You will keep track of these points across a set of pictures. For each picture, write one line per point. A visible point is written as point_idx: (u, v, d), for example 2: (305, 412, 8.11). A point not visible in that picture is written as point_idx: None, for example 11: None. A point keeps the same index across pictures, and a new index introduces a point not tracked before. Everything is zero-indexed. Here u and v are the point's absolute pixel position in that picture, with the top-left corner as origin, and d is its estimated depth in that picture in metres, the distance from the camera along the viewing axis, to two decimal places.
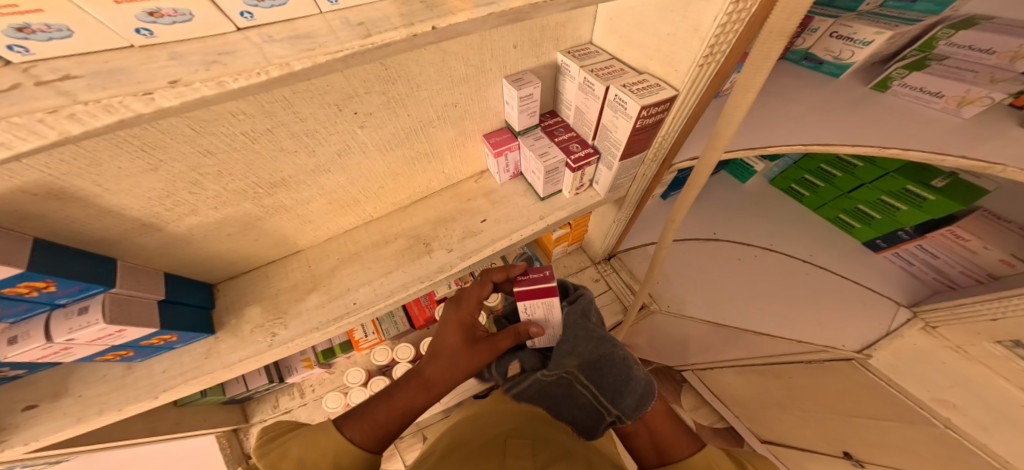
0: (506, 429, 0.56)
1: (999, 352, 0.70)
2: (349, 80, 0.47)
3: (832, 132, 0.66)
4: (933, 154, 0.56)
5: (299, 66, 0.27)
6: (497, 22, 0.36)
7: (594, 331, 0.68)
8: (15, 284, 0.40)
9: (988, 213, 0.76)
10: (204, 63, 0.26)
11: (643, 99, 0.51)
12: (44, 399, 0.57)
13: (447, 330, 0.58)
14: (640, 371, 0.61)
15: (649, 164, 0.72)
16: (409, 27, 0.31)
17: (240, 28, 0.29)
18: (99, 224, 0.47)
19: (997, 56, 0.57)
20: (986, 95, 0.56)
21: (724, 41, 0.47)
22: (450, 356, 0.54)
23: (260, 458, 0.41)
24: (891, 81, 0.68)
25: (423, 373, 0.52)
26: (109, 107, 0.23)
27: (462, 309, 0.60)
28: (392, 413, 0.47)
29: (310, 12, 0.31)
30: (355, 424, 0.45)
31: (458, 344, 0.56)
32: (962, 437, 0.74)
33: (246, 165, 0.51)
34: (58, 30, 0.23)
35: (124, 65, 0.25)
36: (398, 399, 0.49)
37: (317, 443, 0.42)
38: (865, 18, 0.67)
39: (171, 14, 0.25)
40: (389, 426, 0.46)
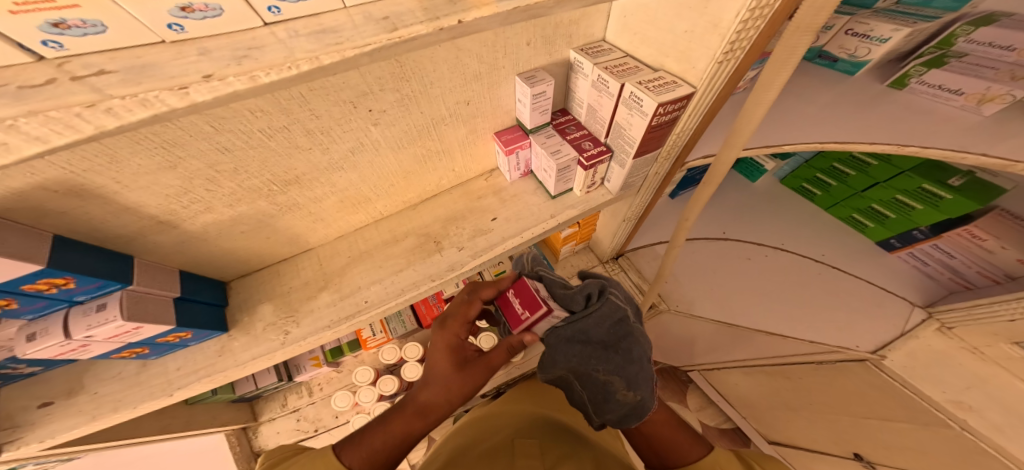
0: (510, 435, 0.56)
1: (1017, 354, 0.65)
2: (364, 77, 0.47)
3: (847, 131, 0.65)
4: (954, 152, 0.55)
5: (327, 61, 0.27)
6: (519, 17, 0.36)
7: (591, 350, 0.61)
8: (34, 281, 0.40)
9: (1005, 213, 0.75)
10: (234, 59, 0.26)
11: (660, 97, 0.51)
12: (60, 396, 0.57)
13: (436, 354, 0.55)
14: (630, 395, 0.60)
15: (662, 162, 0.71)
16: (433, 22, 0.31)
17: (267, 23, 0.29)
18: (116, 221, 0.47)
19: (1018, 53, 0.55)
20: (1007, 92, 0.55)
21: (745, 36, 0.46)
22: (442, 382, 0.52)
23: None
24: (908, 79, 0.67)
25: (417, 399, 0.52)
26: (145, 103, 0.24)
27: (448, 331, 0.57)
28: (389, 441, 0.47)
29: (334, 7, 0.31)
30: (351, 450, 0.45)
31: (448, 370, 0.53)
32: (977, 438, 0.74)
33: (261, 163, 0.51)
34: (93, 26, 0.23)
35: (155, 60, 0.25)
36: (395, 424, 0.49)
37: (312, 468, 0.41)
38: (882, 16, 0.66)
39: (202, 9, 0.25)
40: (388, 452, 0.47)
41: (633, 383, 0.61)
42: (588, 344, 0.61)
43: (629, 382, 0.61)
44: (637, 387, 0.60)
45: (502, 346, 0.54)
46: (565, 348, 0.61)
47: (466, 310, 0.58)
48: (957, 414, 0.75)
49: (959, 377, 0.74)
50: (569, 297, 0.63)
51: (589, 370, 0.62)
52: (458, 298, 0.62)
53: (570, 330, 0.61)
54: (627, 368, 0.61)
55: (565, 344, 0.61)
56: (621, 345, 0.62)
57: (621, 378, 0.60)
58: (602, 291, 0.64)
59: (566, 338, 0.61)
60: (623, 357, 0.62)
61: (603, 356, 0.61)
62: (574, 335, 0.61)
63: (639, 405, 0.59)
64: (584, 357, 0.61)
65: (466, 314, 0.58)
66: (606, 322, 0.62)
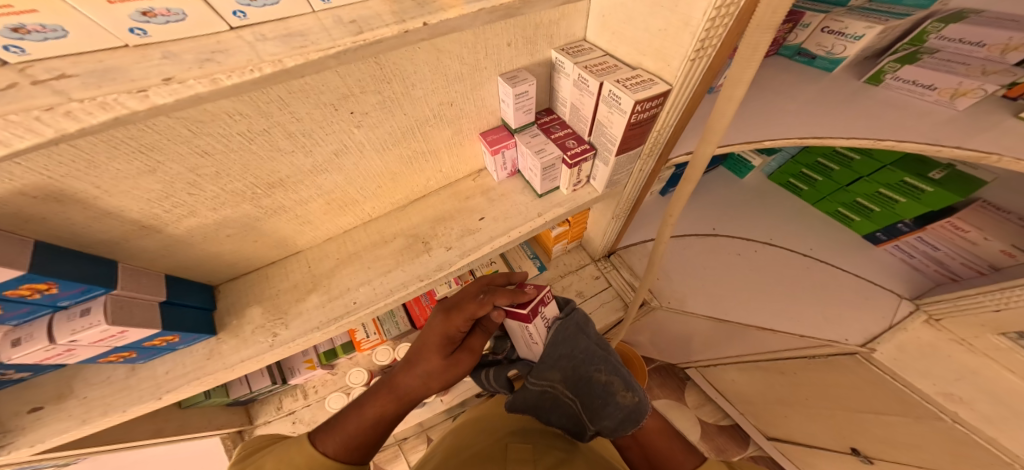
0: (496, 435, 0.56)
1: (1004, 344, 0.68)
2: (344, 80, 0.48)
3: (829, 126, 0.66)
4: (928, 145, 0.56)
5: (293, 63, 0.28)
6: (488, 17, 0.36)
7: (589, 346, 0.70)
8: (17, 286, 0.41)
9: (987, 204, 0.76)
10: (199, 62, 0.27)
11: (636, 94, 0.51)
12: (49, 400, 0.57)
13: (429, 338, 0.57)
14: (629, 396, 0.61)
15: (646, 159, 0.71)
16: (400, 24, 0.31)
17: (233, 27, 0.30)
18: (98, 226, 0.47)
19: (988, 49, 0.56)
20: (979, 87, 0.56)
21: (714, 35, 0.47)
22: (425, 365, 0.55)
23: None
24: (883, 75, 0.67)
25: (396, 381, 0.53)
26: (105, 106, 0.24)
27: (450, 321, 0.56)
28: (363, 425, 0.47)
29: (303, 11, 0.32)
30: (327, 436, 0.45)
31: (435, 355, 0.56)
32: (971, 431, 0.76)
33: (243, 166, 0.51)
34: (53, 31, 0.23)
35: (118, 64, 0.26)
36: (369, 409, 0.49)
37: (288, 457, 0.42)
38: (856, 13, 0.68)
39: (164, 14, 0.25)
40: (364, 437, 0.46)
41: (626, 384, 0.64)
42: (589, 343, 0.71)
43: (626, 385, 0.64)
44: (634, 391, 0.63)
45: (481, 331, 0.62)
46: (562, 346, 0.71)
47: (477, 309, 0.56)
48: (947, 406, 0.76)
49: (948, 370, 0.76)
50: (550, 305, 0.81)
51: (591, 369, 0.67)
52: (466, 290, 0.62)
53: (573, 324, 0.72)
54: (623, 371, 0.66)
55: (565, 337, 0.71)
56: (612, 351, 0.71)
57: (620, 379, 0.65)
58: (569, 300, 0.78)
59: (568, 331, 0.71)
60: (616, 361, 0.69)
61: (602, 356, 0.69)
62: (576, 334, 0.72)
63: (638, 408, 0.59)
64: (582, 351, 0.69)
65: (474, 313, 0.56)
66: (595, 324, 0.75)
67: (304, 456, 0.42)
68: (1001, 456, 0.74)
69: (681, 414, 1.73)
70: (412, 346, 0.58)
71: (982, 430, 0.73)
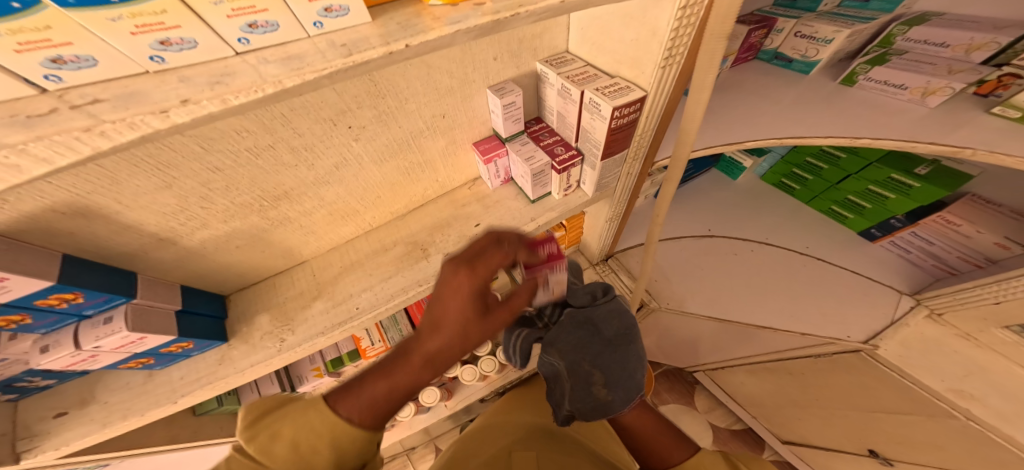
0: (504, 446, 0.59)
1: (1009, 338, 0.72)
2: (341, 96, 0.52)
3: (808, 127, 0.68)
4: (903, 141, 0.59)
5: (291, 84, 0.30)
6: (466, 39, 0.36)
7: (590, 340, 0.75)
8: (46, 296, 0.45)
9: (977, 197, 0.80)
10: (209, 84, 0.29)
11: (614, 101, 0.54)
12: (73, 406, 0.61)
13: (453, 294, 0.46)
14: (603, 392, 0.68)
15: (632, 163, 0.74)
16: (386, 46, 0.32)
17: (238, 52, 0.31)
18: (120, 239, 0.52)
19: (952, 49, 0.60)
20: (946, 85, 0.59)
21: (680, 43, 0.50)
22: (454, 328, 0.44)
23: (250, 443, 0.37)
24: (856, 76, 0.69)
25: (425, 349, 0.43)
26: (132, 125, 0.27)
27: (476, 271, 0.47)
28: (393, 396, 0.40)
29: (299, 37, 0.33)
30: (348, 399, 0.39)
31: (469, 314, 0.45)
32: (985, 429, 0.78)
33: (251, 179, 0.55)
34: (86, 60, 0.27)
35: (143, 89, 0.29)
36: (399, 375, 0.41)
37: (305, 423, 0.38)
38: (824, 19, 0.72)
39: (178, 42, 0.28)
40: (392, 404, 0.40)
41: (608, 381, 0.69)
42: (593, 333, 0.78)
43: (607, 382, 0.69)
44: (612, 389, 0.68)
45: (528, 288, 0.52)
46: (574, 330, 0.79)
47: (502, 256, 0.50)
48: (959, 403, 0.79)
49: (956, 365, 0.80)
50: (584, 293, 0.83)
51: (579, 357, 0.74)
52: (488, 239, 0.53)
53: (580, 318, 0.80)
54: (613, 369, 0.71)
55: (574, 329, 0.79)
56: (618, 348, 0.74)
57: (603, 375, 0.70)
58: (607, 292, 0.83)
59: (579, 324, 0.79)
60: (611, 357, 0.73)
61: (599, 349, 0.74)
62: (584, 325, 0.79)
63: (607, 405, 0.67)
64: (580, 341, 0.76)
65: (501, 260, 0.50)
66: (613, 319, 0.78)
67: (325, 434, 0.38)
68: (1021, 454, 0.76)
69: (691, 419, 1.70)
70: (429, 303, 0.46)
71: (996, 426, 0.75)
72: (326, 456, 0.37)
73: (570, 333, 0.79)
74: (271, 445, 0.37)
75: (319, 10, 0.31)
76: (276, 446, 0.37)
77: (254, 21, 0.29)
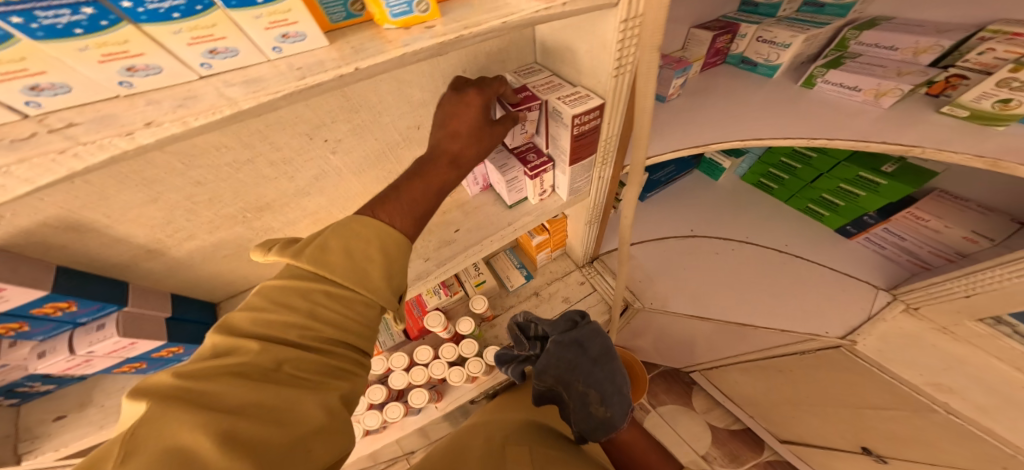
0: (500, 439, 0.61)
1: (983, 331, 0.76)
2: (315, 111, 0.55)
3: (767, 129, 0.74)
4: (859, 141, 0.66)
5: (247, 105, 0.31)
6: (413, 60, 0.39)
7: (577, 361, 0.77)
8: (42, 305, 0.48)
9: (943, 194, 0.87)
10: (173, 107, 0.30)
11: (573, 109, 0.57)
12: (72, 409, 0.65)
13: (466, 108, 0.53)
14: (602, 410, 0.72)
15: (602, 167, 0.77)
16: (337, 69, 0.34)
17: (202, 76, 0.33)
18: (111, 250, 0.55)
19: (901, 52, 0.73)
20: (896, 87, 0.69)
21: (629, 54, 0.53)
22: (470, 133, 0.52)
23: (296, 259, 0.38)
24: (814, 79, 0.80)
25: (450, 152, 0.50)
26: (101, 146, 0.28)
27: (484, 91, 0.55)
28: (429, 192, 0.47)
29: (259, 60, 0.35)
30: (388, 207, 0.44)
31: (479, 123, 0.53)
32: (967, 422, 0.81)
33: (233, 193, 0.58)
34: (61, 87, 0.27)
35: (115, 112, 0.30)
36: (431, 176, 0.48)
37: (351, 232, 0.40)
38: (781, 25, 0.81)
39: (144, 68, 0.29)
40: (429, 200, 0.47)
41: (604, 399, 0.73)
42: (582, 353, 0.78)
43: (603, 400, 0.73)
44: (609, 405, 0.73)
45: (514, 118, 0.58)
46: (561, 352, 0.77)
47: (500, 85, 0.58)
48: (938, 396, 0.84)
49: (935, 359, 0.83)
50: (558, 323, 0.83)
51: (571, 378, 0.76)
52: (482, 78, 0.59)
53: (564, 341, 0.78)
54: (605, 386, 0.75)
55: (559, 351, 0.78)
56: (605, 364, 0.78)
57: (598, 393, 0.74)
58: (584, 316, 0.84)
59: (565, 348, 0.78)
60: (602, 374, 0.76)
61: (589, 368, 0.76)
62: (569, 346, 0.78)
63: (607, 421, 0.72)
64: (569, 363, 0.76)
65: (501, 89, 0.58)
66: (598, 339, 0.80)
67: (373, 244, 0.40)
68: (1002, 448, 0.79)
69: (688, 419, 1.71)
70: (444, 119, 0.53)
71: (975, 419, 0.79)
72: (378, 265, 0.40)
73: (557, 356, 0.77)
74: (319, 260, 0.38)
75: (277, 36, 0.33)
76: (328, 257, 0.38)
77: (214, 47, 0.30)
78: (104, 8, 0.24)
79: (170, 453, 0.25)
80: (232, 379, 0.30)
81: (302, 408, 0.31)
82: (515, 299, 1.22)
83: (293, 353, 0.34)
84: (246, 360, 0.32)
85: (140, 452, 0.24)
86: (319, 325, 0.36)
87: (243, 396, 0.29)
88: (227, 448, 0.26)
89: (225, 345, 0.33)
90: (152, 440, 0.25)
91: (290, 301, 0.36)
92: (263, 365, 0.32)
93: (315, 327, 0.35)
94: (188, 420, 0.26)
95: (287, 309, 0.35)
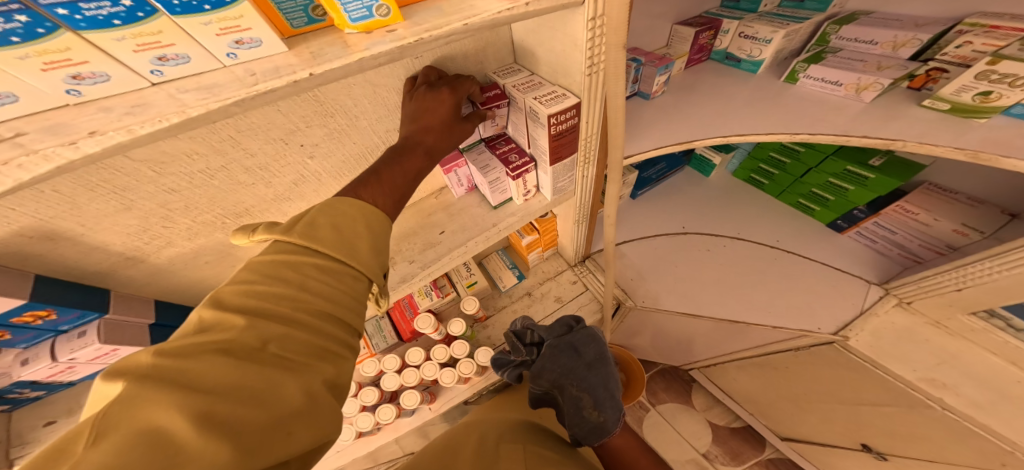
0: (493, 438, 0.60)
1: (977, 325, 0.76)
2: (288, 116, 0.55)
3: (749, 126, 0.73)
4: (841, 136, 0.66)
5: (196, 112, 0.31)
6: (372, 65, 0.39)
7: (572, 365, 0.76)
8: (21, 314, 0.48)
9: (931, 187, 0.87)
10: (122, 114, 0.31)
11: (550, 108, 0.57)
12: (61, 415, 0.65)
13: (441, 101, 0.54)
14: (595, 414, 0.71)
15: (585, 165, 0.77)
16: (290, 75, 0.34)
17: (154, 83, 0.33)
18: (88, 259, 0.55)
19: (881, 46, 0.73)
20: (875, 81, 0.68)
21: (600, 52, 0.53)
22: (444, 123, 0.53)
23: (287, 234, 0.36)
24: (797, 74, 0.79)
25: (424, 143, 0.51)
26: (47, 157, 0.28)
27: (458, 88, 0.56)
28: (404, 178, 0.47)
29: (215, 67, 0.35)
30: (371, 190, 0.44)
31: (451, 116, 0.54)
32: (962, 418, 0.79)
33: (210, 199, 0.58)
34: (6, 97, 0.28)
35: (65, 120, 0.30)
36: (406, 164, 0.48)
37: (338, 208, 0.39)
38: (762, 21, 0.81)
39: (90, 76, 0.29)
40: (406, 185, 0.47)
41: (598, 404, 0.72)
42: (576, 358, 0.77)
43: (596, 404, 0.72)
44: (603, 410, 0.71)
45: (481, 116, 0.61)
46: (556, 356, 0.77)
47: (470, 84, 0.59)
48: (934, 393, 0.81)
49: (929, 355, 0.82)
50: (554, 328, 0.84)
51: (566, 382, 0.75)
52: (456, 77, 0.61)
53: (559, 345, 0.79)
54: (600, 390, 0.73)
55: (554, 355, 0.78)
56: (600, 369, 0.77)
57: (591, 398, 0.72)
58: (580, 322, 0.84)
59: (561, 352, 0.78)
60: (597, 379, 0.75)
61: (583, 373, 0.75)
62: (563, 351, 0.78)
63: (601, 426, 0.70)
64: (563, 367, 0.76)
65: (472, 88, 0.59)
66: (593, 344, 0.80)
67: (362, 220, 0.39)
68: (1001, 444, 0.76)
69: (688, 417, 1.70)
70: (417, 111, 0.53)
71: (971, 415, 0.77)
72: (366, 239, 0.39)
73: (552, 360, 0.77)
74: (310, 234, 0.36)
75: (231, 42, 0.33)
76: (318, 231, 0.37)
77: (163, 54, 0.31)
78: (40, 16, 0.24)
79: (144, 436, 0.22)
80: (215, 356, 0.27)
81: (285, 390, 0.28)
82: (507, 299, 1.22)
83: (281, 331, 0.30)
84: (231, 337, 0.29)
85: (112, 433, 0.22)
86: (309, 298, 0.33)
87: (223, 377, 0.26)
88: (204, 432, 0.23)
89: (209, 320, 0.30)
90: (125, 422, 0.22)
91: (282, 274, 0.34)
92: (248, 342, 0.29)
93: (306, 300, 0.33)
94: (171, 399, 0.24)
95: (277, 282, 0.33)
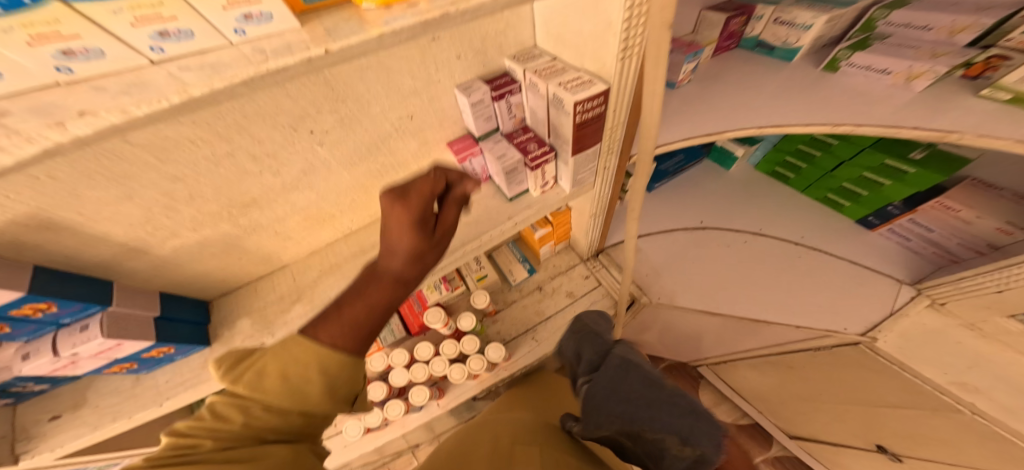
0: (508, 440, 0.57)
1: (1014, 328, 0.69)
2: (296, 101, 0.51)
3: (782, 116, 0.69)
4: (888, 128, 0.62)
5: (199, 92, 0.28)
6: (390, 42, 0.35)
7: (620, 402, 0.46)
8: (20, 306, 0.46)
9: (977, 181, 0.79)
10: (117, 93, 0.27)
11: (576, 95, 0.53)
12: (67, 409, 0.63)
13: (393, 226, 0.38)
14: (685, 450, 0.39)
15: (608, 157, 0.73)
16: (302, 52, 0.30)
17: (154, 61, 0.30)
18: (89, 250, 0.53)
19: (935, 32, 0.67)
20: (930, 69, 0.63)
21: (636, 33, 0.49)
22: (400, 249, 0.38)
23: (235, 383, 0.34)
24: (839, 62, 0.75)
25: (384, 270, 0.39)
26: (32, 139, 0.24)
27: (411, 204, 0.38)
28: (368, 311, 0.37)
29: (220, 44, 0.31)
30: (328, 330, 0.36)
31: (410, 241, 0.37)
32: (991, 423, 0.77)
33: (215, 188, 0.55)
34: None
35: (53, 99, 0.27)
36: (371, 293, 0.37)
37: (288, 353, 0.35)
38: (801, 5, 0.76)
39: (82, 53, 0.26)
40: (371, 322, 0.37)
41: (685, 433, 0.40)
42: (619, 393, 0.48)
43: (681, 435, 0.39)
44: (696, 442, 0.38)
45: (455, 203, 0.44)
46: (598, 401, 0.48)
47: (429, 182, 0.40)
48: (964, 396, 0.79)
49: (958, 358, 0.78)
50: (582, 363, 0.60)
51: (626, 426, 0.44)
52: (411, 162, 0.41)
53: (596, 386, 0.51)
54: (678, 416, 0.41)
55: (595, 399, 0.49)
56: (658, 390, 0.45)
57: (668, 428, 0.40)
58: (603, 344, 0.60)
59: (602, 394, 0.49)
60: (661, 401, 0.43)
61: (638, 409, 0.44)
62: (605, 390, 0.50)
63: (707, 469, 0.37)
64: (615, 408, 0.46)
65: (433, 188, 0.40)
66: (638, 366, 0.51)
67: (314, 366, 0.35)
68: None
69: None
70: None
71: (1001, 420, 0.74)
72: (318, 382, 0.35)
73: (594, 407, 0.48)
74: (255, 383, 0.34)
75: (238, 17, 0.29)
76: (265, 381, 0.34)
77: (163, 29, 0.27)
78: None
79: None
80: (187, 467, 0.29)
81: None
82: (517, 294, 1.19)
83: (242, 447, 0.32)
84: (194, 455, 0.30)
85: None
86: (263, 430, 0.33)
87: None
88: None
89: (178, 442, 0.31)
90: None
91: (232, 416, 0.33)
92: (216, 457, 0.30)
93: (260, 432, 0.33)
94: None
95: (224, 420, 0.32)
